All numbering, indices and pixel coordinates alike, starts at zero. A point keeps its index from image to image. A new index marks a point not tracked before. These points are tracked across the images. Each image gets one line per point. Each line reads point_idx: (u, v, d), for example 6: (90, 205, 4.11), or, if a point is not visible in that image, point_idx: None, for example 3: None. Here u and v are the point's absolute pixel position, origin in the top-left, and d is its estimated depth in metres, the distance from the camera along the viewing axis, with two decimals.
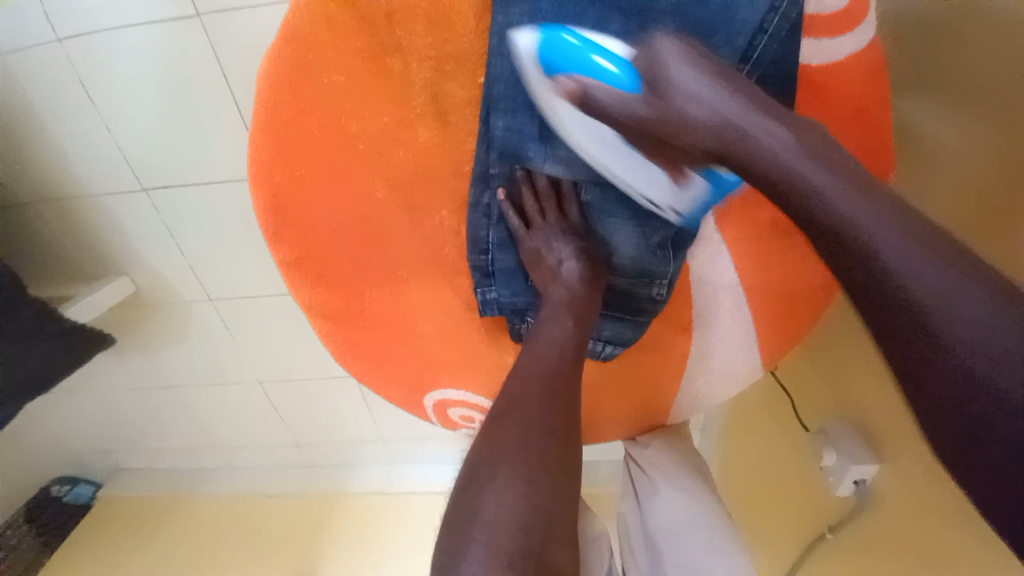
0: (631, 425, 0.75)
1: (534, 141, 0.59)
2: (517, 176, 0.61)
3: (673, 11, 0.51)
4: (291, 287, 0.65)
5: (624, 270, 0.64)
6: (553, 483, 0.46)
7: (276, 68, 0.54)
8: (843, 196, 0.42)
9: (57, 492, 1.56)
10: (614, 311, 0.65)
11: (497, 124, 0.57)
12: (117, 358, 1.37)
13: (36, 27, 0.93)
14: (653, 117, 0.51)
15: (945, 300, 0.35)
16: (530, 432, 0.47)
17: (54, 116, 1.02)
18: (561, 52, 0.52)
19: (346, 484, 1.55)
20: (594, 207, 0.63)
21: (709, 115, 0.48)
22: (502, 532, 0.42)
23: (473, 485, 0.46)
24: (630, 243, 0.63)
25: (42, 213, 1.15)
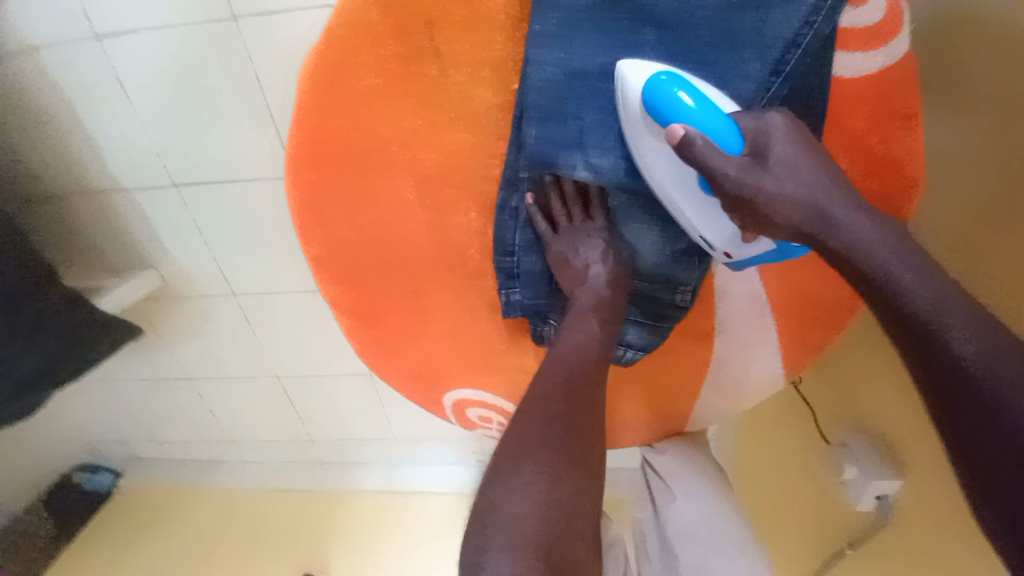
0: (648, 430, 0.75)
1: (565, 147, 0.57)
2: (545, 181, 0.63)
3: (705, 25, 0.52)
4: (320, 284, 0.67)
5: (648, 275, 0.64)
6: (576, 480, 0.47)
7: (315, 72, 0.56)
8: (885, 247, 0.45)
9: (79, 479, 1.62)
10: (637, 316, 0.65)
11: (527, 132, 0.56)
12: (140, 350, 1.41)
13: (75, 27, 0.96)
14: (752, 184, 0.48)
15: (979, 348, 0.38)
16: (556, 430, 0.48)
17: (91, 113, 1.06)
18: (661, 91, 0.50)
19: (357, 481, 1.58)
20: (620, 211, 0.63)
21: (809, 194, 0.47)
22: (528, 527, 0.43)
23: (500, 479, 0.46)
24: (655, 248, 0.63)
25: (76, 206, 1.19)
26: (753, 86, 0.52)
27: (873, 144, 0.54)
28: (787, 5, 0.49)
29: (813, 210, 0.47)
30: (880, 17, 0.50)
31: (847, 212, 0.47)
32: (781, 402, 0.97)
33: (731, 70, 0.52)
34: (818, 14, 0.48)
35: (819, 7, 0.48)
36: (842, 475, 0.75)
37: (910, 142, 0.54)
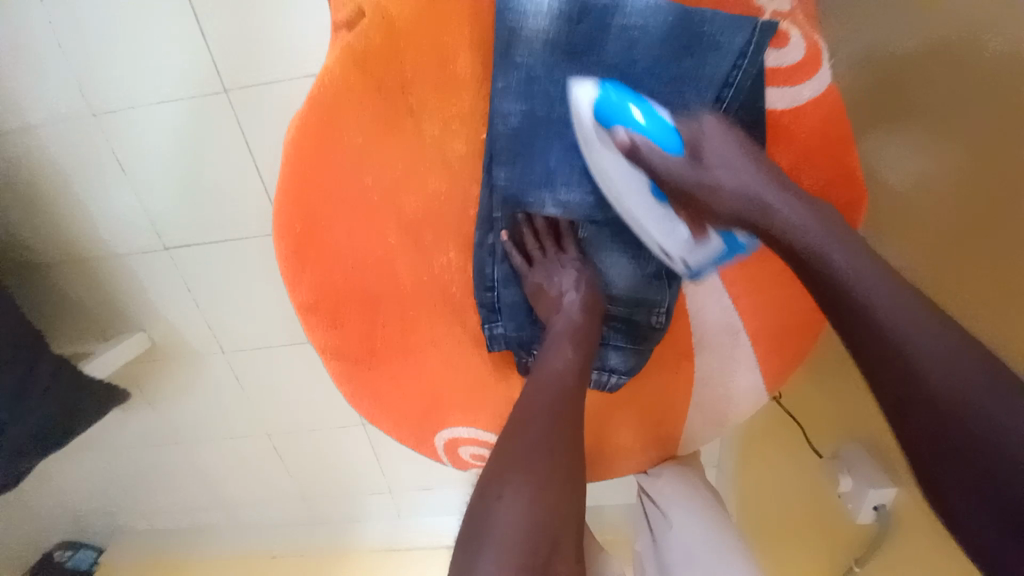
0: (641, 457, 0.76)
1: (533, 186, 0.62)
2: (519, 220, 0.67)
3: (648, 71, 0.57)
4: (308, 330, 0.69)
5: (622, 299, 0.67)
6: (556, 497, 0.49)
7: (301, 131, 0.61)
8: (872, 282, 0.45)
9: (60, 558, 1.51)
10: (616, 340, 0.67)
11: (498, 174, 0.62)
12: (127, 415, 1.39)
13: (74, 106, 1.03)
14: (690, 179, 0.55)
15: (975, 387, 0.38)
16: (536, 451, 0.50)
17: (85, 183, 1.10)
18: (613, 106, 0.55)
19: (351, 541, 1.51)
20: (590, 242, 0.68)
21: (741, 186, 0.53)
22: (509, 541, 0.45)
23: (482, 503, 0.48)
24: (625, 273, 0.67)
25: (66, 273, 1.21)
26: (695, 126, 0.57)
27: (816, 165, 0.57)
28: (718, 50, 0.55)
29: (750, 199, 0.53)
30: (801, 56, 0.55)
31: (779, 198, 0.52)
32: (772, 419, 0.99)
33: (677, 109, 0.57)
34: (744, 56, 0.55)
35: (745, 51, 0.54)
36: (839, 488, 0.74)
37: (847, 162, 0.58)
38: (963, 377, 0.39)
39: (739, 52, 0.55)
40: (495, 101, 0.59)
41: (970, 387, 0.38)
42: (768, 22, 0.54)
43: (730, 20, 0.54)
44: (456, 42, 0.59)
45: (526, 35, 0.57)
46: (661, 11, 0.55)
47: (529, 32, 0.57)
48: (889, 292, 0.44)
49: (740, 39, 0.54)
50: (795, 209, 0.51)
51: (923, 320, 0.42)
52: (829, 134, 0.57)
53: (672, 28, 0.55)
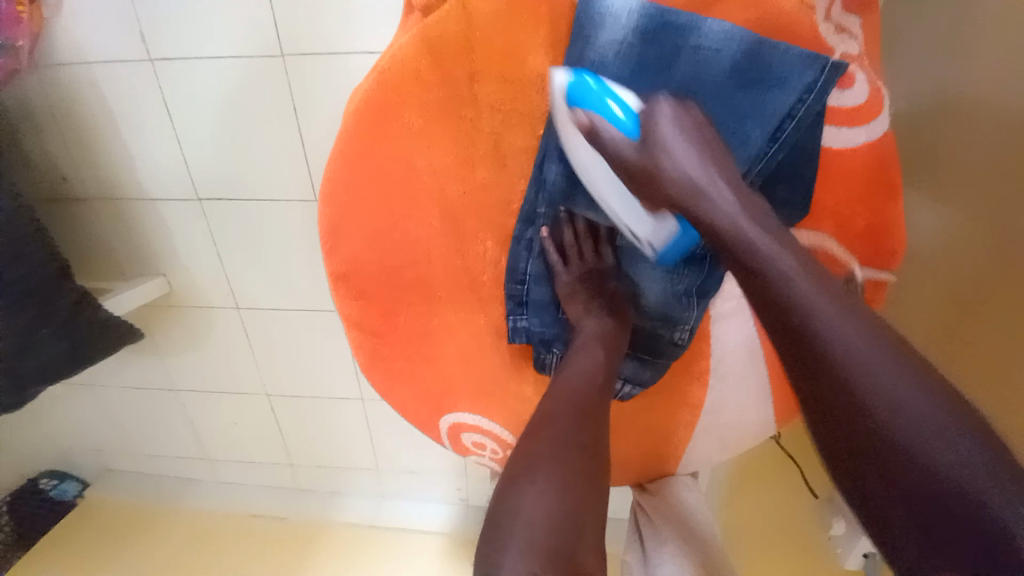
0: (638, 470, 0.77)
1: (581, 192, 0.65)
2: (561, 218, 0.68)
3: (713, 97, 0.57)
4: (335, 296, 0.70)
5: (648, 311, 0.68)
6: (581, 490, 0.53)
7: (365, 102, 0.61)
8: (805, 291, 0.47)
9: (44, 486, 1.58)
10: (636, 351, 0.69)
11: (549, 169, 0.63)
12: (132, 357, 1.41)
13: (132, 47, 1.05)
14: (640, 164, 0.58)
15: (918, 404, 0.39)
16: (561, 445, 0.55)
17: (132, 124, 1.13)
18: (583, 93, 0.56)
19: (332, 512, 1.54)
20: (625, 252, 0.71)
21: (686, 176, 0.56)
22: (535, 524, 0.49)
23: (512, 486, 0.53)
24: (656, 287, 0.68)
25: (97, 208, 1.24)
26: (751, 156, 0.57)
27: (860, 209, 0.58)
28: (784, 84, 0.54)
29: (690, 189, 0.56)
30: (863, 101, 0.56)
31: (717, 190, 0.55)
32: (768, 452, 0.99)
33: (735, 136, 0.57)
34: (810, 92, 0.54)
35: (811, 87, 0.54)
36: (832, 530, 0.79)
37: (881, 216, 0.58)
38: (914, 398, 0.39)
39: (806, 89, 0.54)
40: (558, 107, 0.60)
41: (916, 405, 0.39)
42: (840, 61, 0.53)
43: (803, 56, 0.53)
44: (527, 38, 0.59)
45: (601, 45, 0.58)
46: (736, 38, 0.54)
47: (602, 42, 0.57)
48: (833, 310, 0.45)
49: (811, 75, 0.53)
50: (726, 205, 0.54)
51: (862, 335, 0.43)
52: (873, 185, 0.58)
53: (742, 57, 0.55)
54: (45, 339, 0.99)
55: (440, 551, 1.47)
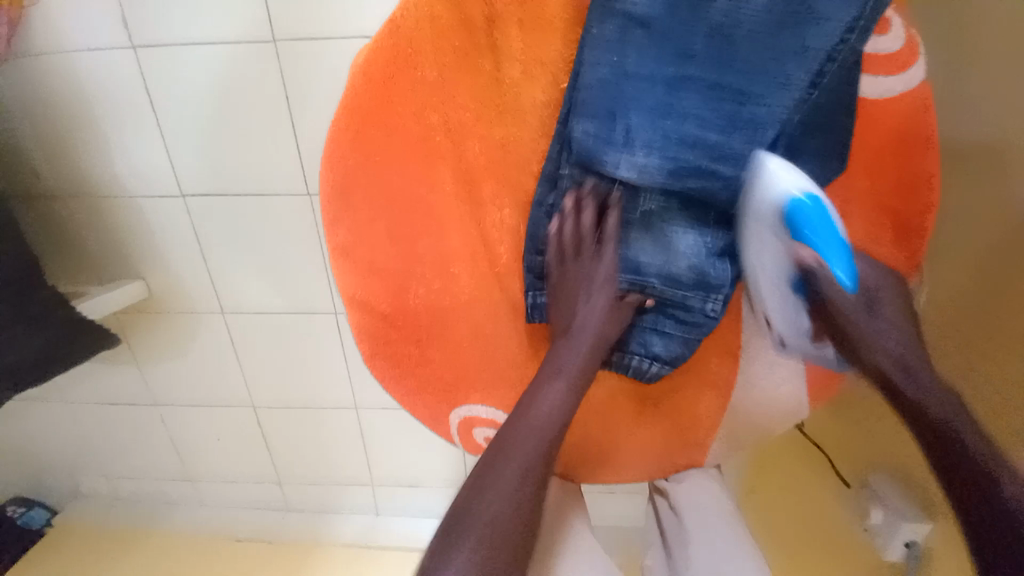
0: (650, 464, 0.72)
1: (611, 146, 0.57)
2: (583, 178, 0.62)
3: (751, 38, 0.53)
4: (335, 274, 0.65)
5: (680, 282, 0.63)
6: (516, 532, 0.54)
7: (372, 55, 0.55)
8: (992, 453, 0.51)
9: (13, 514, 1.46)
10: (665, 325, 0.66)
11: (577, 128, 0.57)
12: (108, 370, 1.31)
13: (117, 37, 0.99)
14: (857, 318, 0.59)
15: None
16: (538, 447, 0.58)
17: (112, 115, 1.06)
18: (805, 222, 0.58)
19: (323, 531, 1.45)
20: (656, 214, 0.63)
21: (898, 346, 0.58)
22: (496, 508, 0.54)
23: (457, 520, 0.54)
24: (689, 253, 0.63)
25: (72, 207, 1.16)
26: (794, 100, 0.55)
27: (893, 164, 0.60)
28: (825, 22, 0.52)
29: (900, 361, 0.58)
30: (899, 46, 0.56)
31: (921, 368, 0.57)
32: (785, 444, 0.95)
33: (777, 79, 0.54)
34: (852, 31, 0.52)
35: (854, 25, 0.52)
36: (868, 520, 0.75)
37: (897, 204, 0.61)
38: None
39: (846, 23, 0.52)
40: (582, 56, 0.57)
41: None
42: None
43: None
44: None
45: None
46: None
47: None
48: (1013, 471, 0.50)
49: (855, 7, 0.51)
50: (934, 384, 0.56)
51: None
52: (885, 170, 0.61)
53: None
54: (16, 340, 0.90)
55: None
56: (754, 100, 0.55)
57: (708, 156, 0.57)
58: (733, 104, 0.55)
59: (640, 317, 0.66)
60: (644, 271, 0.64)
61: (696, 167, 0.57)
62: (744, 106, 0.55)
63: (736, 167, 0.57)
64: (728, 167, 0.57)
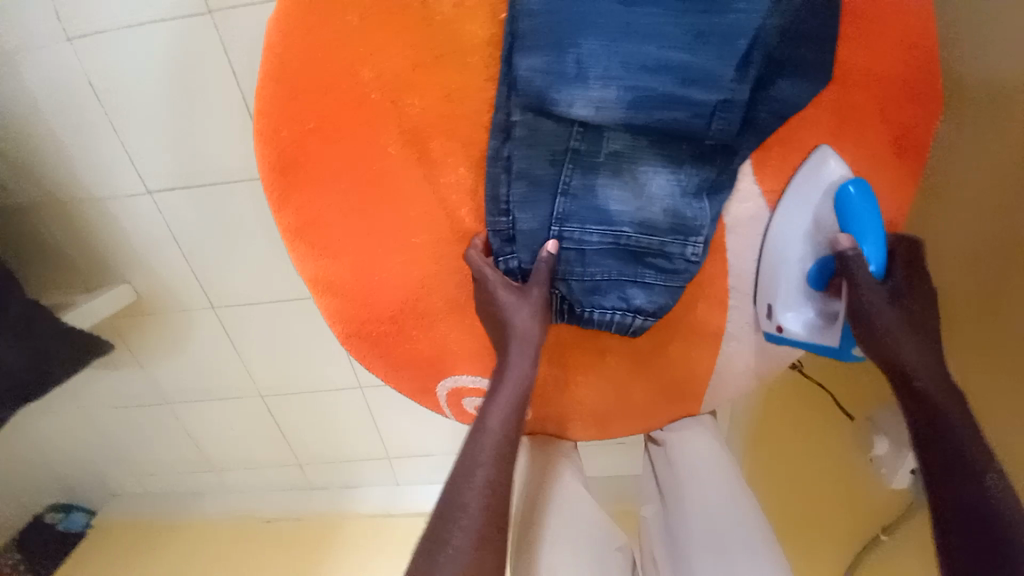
0: (644, 422, 0.72)
1: (564, 80, 0.51)
2: (537, 124, 0.56)
3: None
4: (294, 256, 0.62)
5: (656, 228, 0.58)
6: (479, 554, 0.49)
7: (291, 8, 0.52)
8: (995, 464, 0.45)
9: (51, 520, 1.50)
10: (647, 278, 0.61)
11: (523, 63, 0.52)
12: (111, 375, 1.32)
13: (45, 28, 0.92)
14: (885, 314, 0.51)
15: None
16: (509, 418, 0.55)
17: (54, 114, 0.99)
18: (848, 204, 0.53)
19: (346, 506, 1.48)
20: (622, 155, 0.56)
21: (914, 345, 0.51)
22: (477, 494, 0.51)
23: (431, 550, 0.49)
24: (663, 195, 0.57)
25: (40, 218, 1.12)
26: (768, 5, 0.50)
27: (890, 69, 0.54)
28: None
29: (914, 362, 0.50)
30: None
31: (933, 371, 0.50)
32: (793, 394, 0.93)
33: None
34: None
35: None
36: (872, 452, 0.73)
37: (896, 115, 0.55)
38: None
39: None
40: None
41: None
42: None
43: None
44: None
45: None
46: None
47: None
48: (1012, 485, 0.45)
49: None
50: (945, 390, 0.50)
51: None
52: (878, 79, 0.54)
53: None
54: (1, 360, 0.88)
55: None
56: (724, 9, 0.50)
57: (675, 80, 0.51)
58: (699, 14, 0.50)
59: (619, 270, 0.61)
60: (616, 221, 0.58)
61: (662, 96, 0.51)
62: (710, 16, 0.50)
63: (707, 90, 0.52)
64: (699, 91, 0.52)
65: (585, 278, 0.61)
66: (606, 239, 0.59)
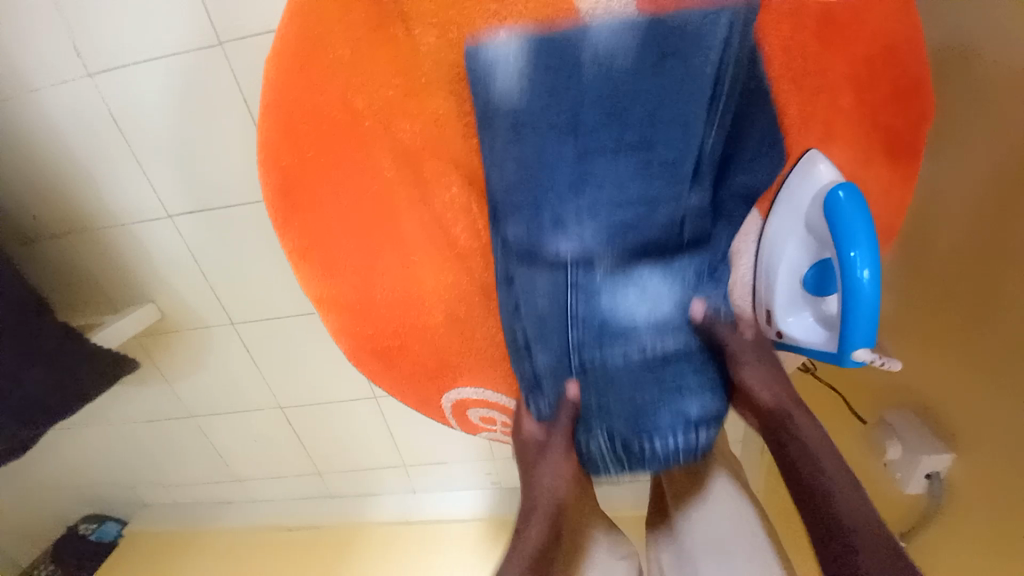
0: None
1: (544, 222, 0.61)
2: (532, 258, 0.62)
3: (634, 67, 0.55)
4: (299, 276, 0.64)
5: (667, 328, 0.63)
6: None
7: (284, 42, 0.54)
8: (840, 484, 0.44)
9: (86, 531, 1.58)
10: (687, 385, 0.61)
11: (508, 224, 0.62)
12: (138, 391, 1.38)
13: (68, 66, 0.97)
14: (739, 352, 0.60)
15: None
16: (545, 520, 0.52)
17: (79, 146, 1.05)
18: (836, 208, 0.52)
19: (364, 516, 1.50)
20: (613, 274, 0.63)
21: (773, 384, 0.56)
22: None
23: None
24: (664, 301, 0.63)
25: (68, 244, 1.18)
26: (698, 129, 0.58)
27: (877, 80, 0.54)
28: (701, 44, 0.54)
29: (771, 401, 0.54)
30: None
31: (795, 406, 0.53)
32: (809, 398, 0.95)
33: (677, 112, 0.56)
34: (730, 39, 0.54)
35: (731, 30, 0.53)
36: (886, 457, 0.72)
37: (887, 120, 0.55)
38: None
39: (726, 42, 0.54)
40: (489, 158, 0.60)
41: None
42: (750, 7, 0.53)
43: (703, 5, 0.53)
44: None
45: None
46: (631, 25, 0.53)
47: None
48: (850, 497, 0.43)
49: (723, 28, 0.53)
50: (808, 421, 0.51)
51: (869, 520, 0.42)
52: (862, 92, 0.55)
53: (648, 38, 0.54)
54: (28, 384, 0.93)
55: (476, 538, 1.41)
56: (662, 139, 0.57)
57: (641, 205, 0.60)
58: (643, 151, 0.58)
59: (656, 389, 0.61)
60: (629, 336, 0.63)
61: (633, 219, 0.61)
62: (654, 146, 0.58)
63: (672, 207, 0.60)
64: (665, 211, 0.60)
65: (629, 404, 0.60)
66: (629, 356, 0.62)
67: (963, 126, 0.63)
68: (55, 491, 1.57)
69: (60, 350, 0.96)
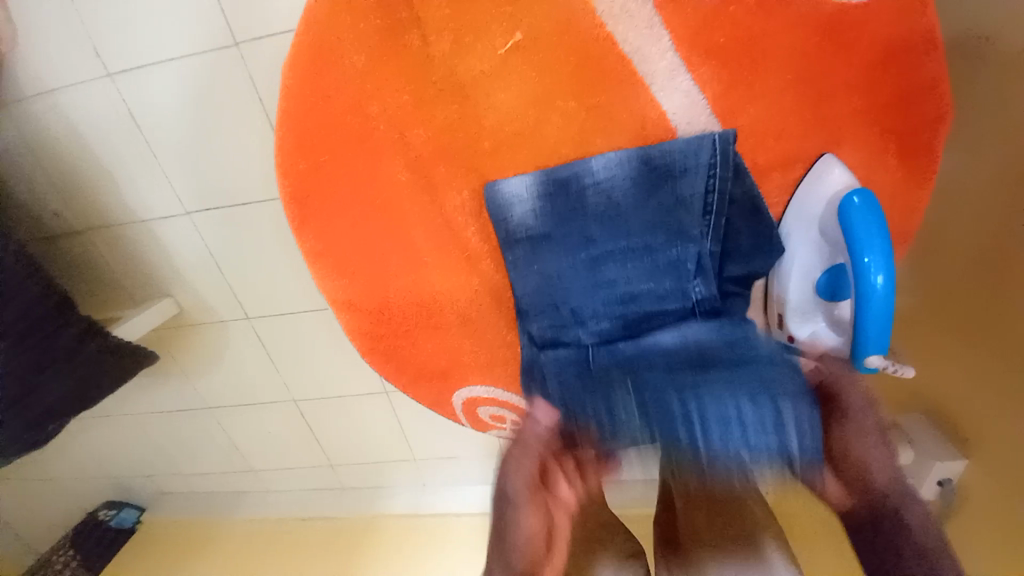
0: None
1: (562, 312, 0.65)
2: (555, 344, 0.66)
3: (627, 193, 0.60)
4: (315, 277, 0.65)
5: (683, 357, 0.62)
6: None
7: (299, 50, 0.55)
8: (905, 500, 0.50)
9: (105, 517, 1.62)
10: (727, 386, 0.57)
11: (533, 325, 0.67)
12: (157, 383, 1.42)
13: (89, 67, 1.00)
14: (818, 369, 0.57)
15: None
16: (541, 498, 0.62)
17: (99, 144, 1.08)
18: (849, 214, 0.52)
19: (375, 508, 1.53)
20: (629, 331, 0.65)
21: (857, 402, 0.55)
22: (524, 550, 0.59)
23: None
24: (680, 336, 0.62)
25: (90, 240, 1.22)
26: (699, 236, 0.61)
27: (889, 78, 0.54)
28: (687, 172, 0.58)
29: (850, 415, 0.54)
30: None
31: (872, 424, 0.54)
32: None
33: (673, 227, 0.60)
34: (717, 167, 0.57)
35: (717, 162, 0.56)
36: None
37: (898, 119, 0.56)
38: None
39: (711, 165, 0.57)
40: (513, 271, 0.65)
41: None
42: (727, 133, 0.56)
43: (685, 136, 0.57)
44: None
45: None
46: (624, 164, 0.59)
47: None
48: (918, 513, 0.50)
49: (706, 154, 0.57)
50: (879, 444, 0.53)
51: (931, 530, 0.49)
52: (876, 90, 0.54)
53: (638, 171, 0.59)
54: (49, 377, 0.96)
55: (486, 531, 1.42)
56: (664, 249, 0.61)
57: (653, 301, 0.63)
58: (647, 258, 0.62)
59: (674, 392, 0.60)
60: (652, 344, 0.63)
61: (645, 314, 0.64)
62: (656, 255, 0.62)
63: (682, 303, 0.63)
64: (673, 303, 0.63)
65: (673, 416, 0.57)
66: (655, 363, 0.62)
67: (978, 127, 0.62)
68: (77, 479, 1.62)
69: (80, 344, 0.99)
